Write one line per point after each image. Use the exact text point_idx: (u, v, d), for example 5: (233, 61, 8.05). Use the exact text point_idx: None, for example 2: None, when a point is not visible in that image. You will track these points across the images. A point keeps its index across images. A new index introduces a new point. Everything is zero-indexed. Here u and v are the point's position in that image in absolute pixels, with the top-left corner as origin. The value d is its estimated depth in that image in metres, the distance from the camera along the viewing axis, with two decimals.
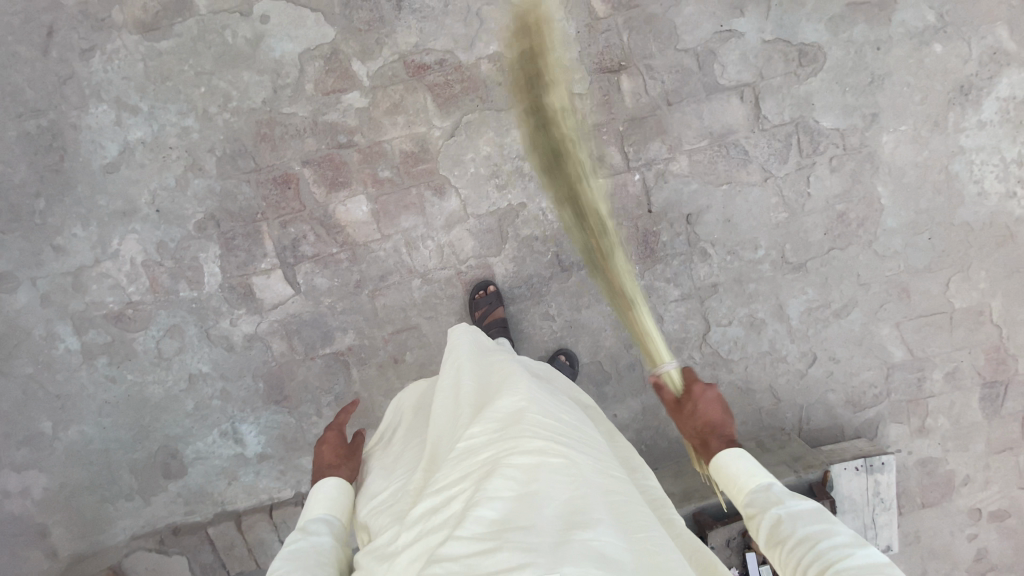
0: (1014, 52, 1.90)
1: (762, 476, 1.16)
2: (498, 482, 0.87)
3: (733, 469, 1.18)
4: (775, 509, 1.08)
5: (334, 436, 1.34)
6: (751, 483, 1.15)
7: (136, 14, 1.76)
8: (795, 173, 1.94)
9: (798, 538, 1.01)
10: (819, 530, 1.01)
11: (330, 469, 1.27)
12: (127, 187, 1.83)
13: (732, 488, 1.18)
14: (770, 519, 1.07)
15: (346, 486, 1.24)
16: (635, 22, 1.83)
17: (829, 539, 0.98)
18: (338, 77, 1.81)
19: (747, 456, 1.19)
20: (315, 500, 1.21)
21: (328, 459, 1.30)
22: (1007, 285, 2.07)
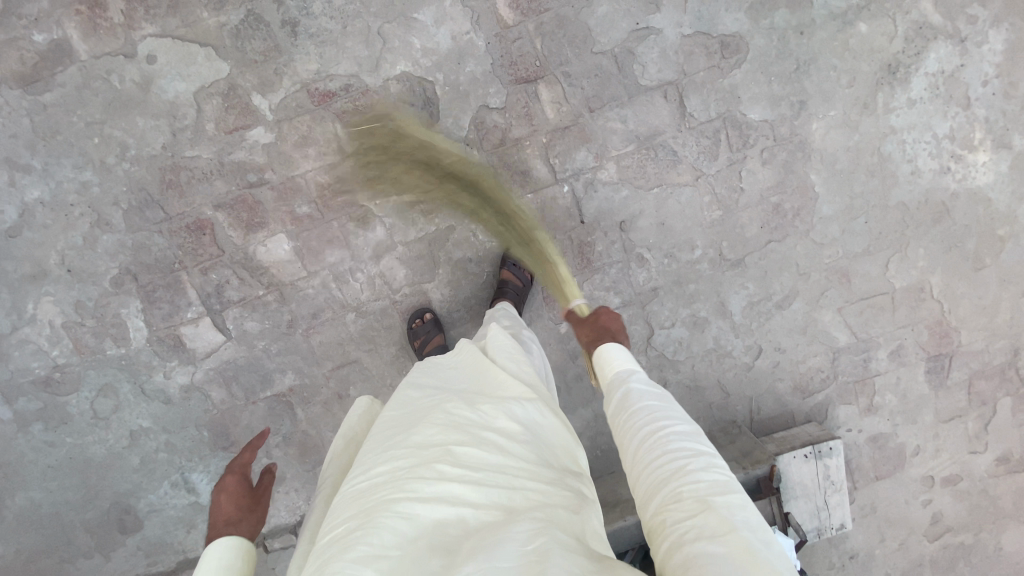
0: (940, 25, 1.86)
1: (629, 363, 1.12)
2: (389, 536, 0.81)
3: (612, 360, 1.14)
4: (627, 389, 1.04)
5: (234, 483, 1.06)
6: (617, 368, 1.11)
7: (13, 68, 1.66)
8: (726, 169, 1.90)
9: (642, 409, 0.97)
10: (653, 409, 0.96)
11: (229, 528, 1.00)
12: (33, 250, 1.75)
13: (603, 374, 1.14)
14: (622, 396, 1.03)
15: (247, 545, 0.98)
16: (548, 28, 1.74)
17: (673, 421, 0.93)
18: (239, 114, 1.70)
19: (622, 349, 1.16)
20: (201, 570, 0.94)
21: (224, 513, 1.01)
22: (946, 260, 2.07)
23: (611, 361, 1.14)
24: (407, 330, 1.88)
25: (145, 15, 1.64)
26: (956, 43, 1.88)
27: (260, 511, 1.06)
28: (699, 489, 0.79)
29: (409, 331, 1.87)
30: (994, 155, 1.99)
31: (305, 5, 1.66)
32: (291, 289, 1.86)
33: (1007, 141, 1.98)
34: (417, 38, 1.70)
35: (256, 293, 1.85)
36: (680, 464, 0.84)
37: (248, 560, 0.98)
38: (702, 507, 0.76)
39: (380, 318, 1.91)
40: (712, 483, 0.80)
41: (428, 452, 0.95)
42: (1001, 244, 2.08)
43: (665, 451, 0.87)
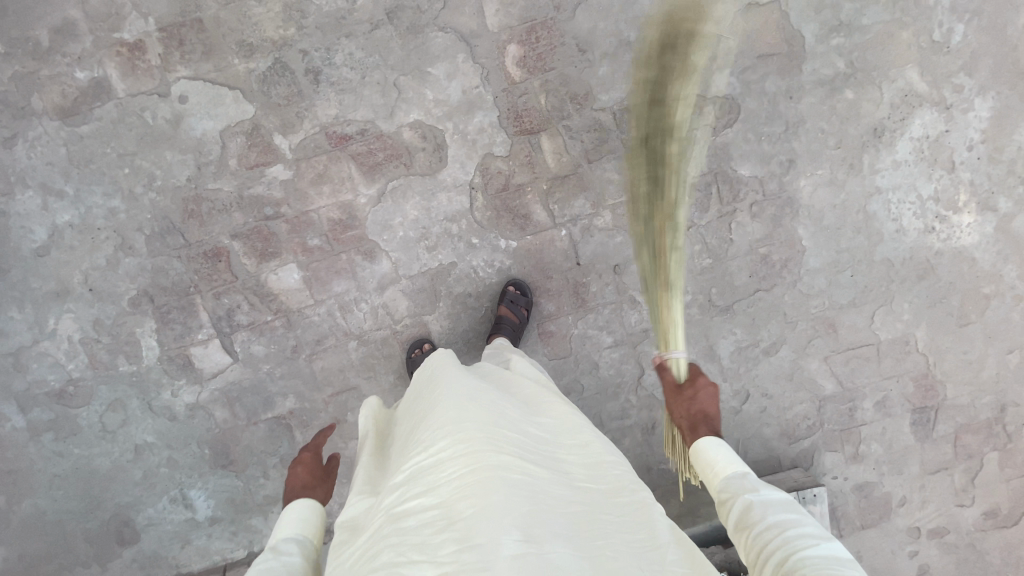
0: (925, 93, 1.96)
1: (733, 463, 1.16)
2: (463, 508, 0.93)
3: (711, 456, 1.18)
4: (750, 495, 1.09)
5: (310, 458, 1.24)
6: (723, 471, 1.16)
7: (54, 101, 1.78)
8: (717, 221, 2.00)
9: (771, 525, 1.01)
10: (790, 519, 1.02)
11: (305, 491, 1.17)
12: (59, 269, 1.86)
13: (709, 476, 1.18)
14: (742, 505, 1.08)
15: (318, 508, 1.15)
16: (552, 84, 1.87)
17: (797, 527, 1.00)
18: (260, 152, 1.83)
19: (725, 444, 1.20)
20: (284, 522, 1.11)
21: (302, 479, 1.20)
22: (931, 315, 2.14)
23: (715, 461, 1.18)
24: (407, 359, 1.95)
25: (180, 58, 1.77)
26: (941, 111, 1.97)
27: (328, 483, 1.24)
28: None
29: (409, 360, 1.94)
30: (979, 217, 2.07)
31: (327, 55, 1.79)
32: (298, 316, 1.95)
33: (992, 204, 2.06)
34: (430, 89, 1.83)
35: (265, 318, 1.95)
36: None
37: (320, 520, 1.15)
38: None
39: (381, 347, 1.99)
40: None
41: (483, 429, 1.05)
42: (985, 302, 2.14)
43: (790, 553, 0.95)
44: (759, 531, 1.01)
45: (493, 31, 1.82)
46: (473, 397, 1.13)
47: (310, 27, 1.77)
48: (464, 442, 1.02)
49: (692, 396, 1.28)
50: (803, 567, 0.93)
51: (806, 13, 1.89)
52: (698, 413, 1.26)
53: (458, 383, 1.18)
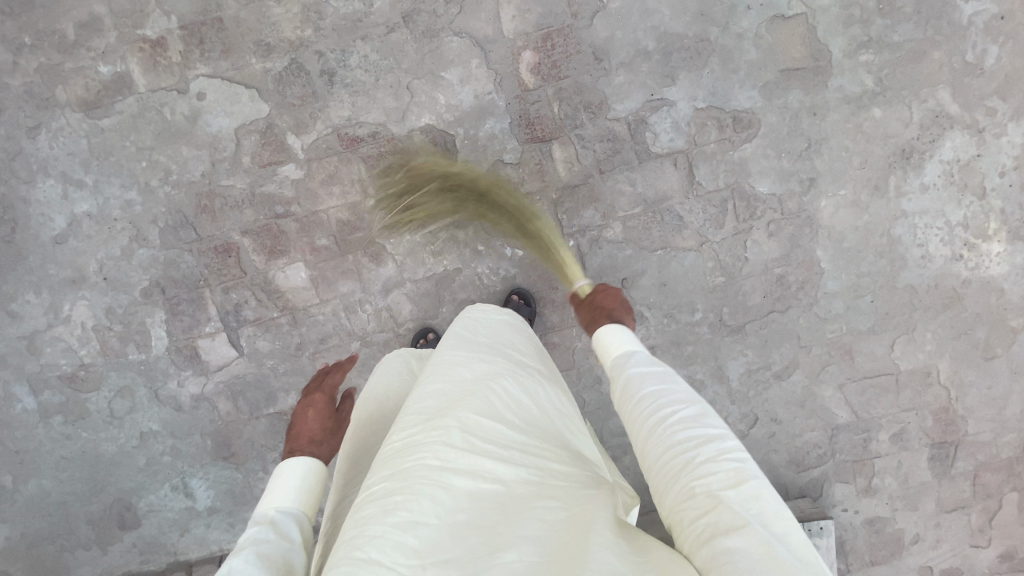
0: (959, 114, 1.87)
1: (630, 345, 1.14)
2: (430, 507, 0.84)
3: (609, 339, 1.17)
4: (631, 372, 1.06)
5: (321, 402, 1.15)
6: (618, 351, 1.13)
7: (78, 93, 1.82)
8: (730, 238, 1.94)
9: (644, 396, 0.99)
10: (661, 394, 0.99)
11: (310, 446, 1.06)
12: (75, 257, 1.91)
13: (605, 355, 1.16)
14: (624, 381, 1.06)
15: (323, 471, 1.05)
16: (566, 92, 1.84)
17: (670, 397, 0.97)
18: (273, 150, 1.84)
19: (628, 332, 1.18)
20: (282, 482, 1.00)
21: (310, 431, 1.08)
22: (955, 347, 2.03)
23: (613, 344, 1.16)
24: (413, 346, 1.93)
25: (200, 56, 1.79)
26: (974, 133, 1.88)
27: (335, 437, 1.13)
28: (712, 484, 0.82)
29: (415, 348, 1.92)
30: (1012, 246, 1.96)
31: (343, 57, 1.79)
32: (303, 314, 1.97)
33: None
34: (442, 94, 1.82)
35: (270, 315, 1.97)
36: (691, 453, 0.87)
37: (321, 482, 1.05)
38: (716, 504, 0.79)
39: (383, 350, 1.99)
40: (725, 475, 0.83)
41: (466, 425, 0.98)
42: (1015, 336, 2.03)
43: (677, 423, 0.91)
44: (637, 409, 0.99)
45: (508, 37, 1.80)
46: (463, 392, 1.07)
47: (326, 29, 1.78)
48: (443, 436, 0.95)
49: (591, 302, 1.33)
50: (678, 433, 0.90)
51: (834, 27, 1.81)
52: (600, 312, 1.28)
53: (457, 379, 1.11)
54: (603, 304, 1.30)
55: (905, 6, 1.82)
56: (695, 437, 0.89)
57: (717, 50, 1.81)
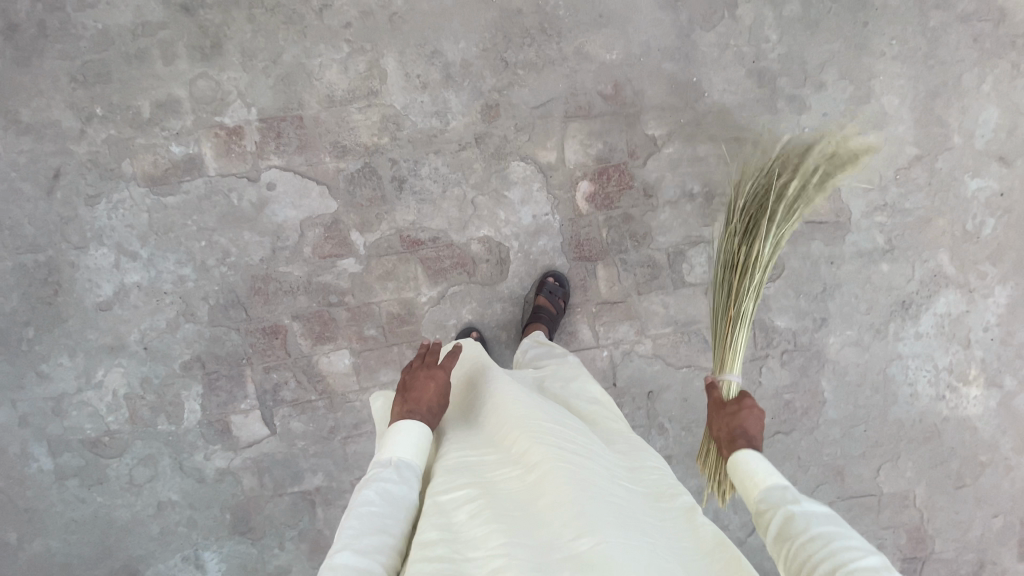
0: (952, 276, 2.12)
1: (775, 475, 1.12)
2: (512, 508, 0.94)
3: (751, 467, 1.14)
4: (790, 507, 1.04)
5: (442, 375, 1.20)
6: (765, 484, 1.10)
7: (145, 169, 1.84)
8: (748, 362, 2.12)
9: (815, 537, 0.96)
10: (832, 532, 0.96)
11: (428, 415, 1.13)
12: (118, 325, 1.91)
13: (747, 486, 1.14)
14: (782, 517, 1.03)
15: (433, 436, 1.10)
16: (616, 221, 1.99)
17: (840, 539, 0.94)
18: (335, 244, 1.91)
19: (765, 459, 1.16)
20: (404, 440, 1.07)
21: (429, 402, 1.14)
22: (930, 475, 2.26)
23: (756, 472, 1.14)
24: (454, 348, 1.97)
25: (275, 149, 1.85)
26: (963, 292, 2.13)
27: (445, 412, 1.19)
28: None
29: None
30: (986, 390, 2.22)
31: (414, 166, 1.90)
32: (341, 399, 2.01)
33: (999, 380, 2.22)
34: (504, 211, 1.95)
35: (308, 397, 2.00)
36: None
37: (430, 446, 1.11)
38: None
39: None
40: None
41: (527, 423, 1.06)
42: (981, 468, 2.28)
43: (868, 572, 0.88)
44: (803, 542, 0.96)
45: (569, 166, 1.96)
46: (526, 402, 1.14)
47: (402, 139, 1.88)
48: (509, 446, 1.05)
49: (730, 424, 1.27)
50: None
51: (855, 190, 2.04)
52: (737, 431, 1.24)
53: (515, 391, 1.17)
54: (739, 425, 1.25)
55: (918, 177, 2.05)
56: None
57: None
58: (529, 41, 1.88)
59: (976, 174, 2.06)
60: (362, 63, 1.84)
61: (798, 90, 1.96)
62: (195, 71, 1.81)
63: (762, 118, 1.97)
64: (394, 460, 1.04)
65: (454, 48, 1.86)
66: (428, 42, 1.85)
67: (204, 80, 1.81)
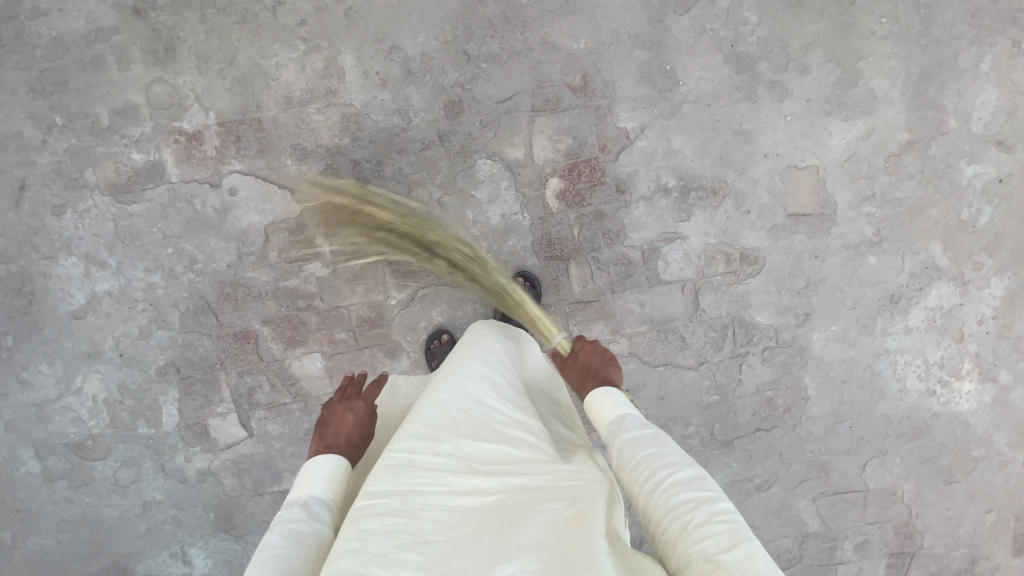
0: (945, 268, 2.02)
1: (623, 407, 1.14)
2: (432, 529, 0.88)
3: (602, 403, 1.16)
4: (626, 435, 1.06)
5: (362, 409, 1.15)
6: (612, 413, 1.13)
7: (107, 177, 1.83)
8: (728, 360, 2.06)
9: (643, 460, 0.99)
10: (656, 453, 1.00)
11: (348, 450, 1.06)
12: (92, 333, 1.93)
13: (599, 420, 1.16)
14: (621, 445, 1.05)
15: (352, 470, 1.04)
16: (587, 218, 1.93)
17: (662, 459, 0.98)
18: (301, 248, 1.90)
19: (614, 391, 1.18)
20: (313, 475, 1.00)
21: (350, 436, 1.08)
22: (919, 471, 2.21)
23: (607, 405, 1.16)
24: (425, 350, 1.94)
25: (236, 153, 1.83)
26: (957, 284, 2.03)
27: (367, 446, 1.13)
28: (708, 546, 0.81)
29: (427, 351, 1.93)
30: (980, 385, 2.14)
31: (378, 167, 1.86)
32: (315, 401, 2.02)
33: (994, 375, 2.13)
34: (471, 210, 1.90)
35: (283, 400, 2.02)
36: (693, 502, 0.88)
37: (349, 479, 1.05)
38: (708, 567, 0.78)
39: None
40: (716, 533, 0.82)
41: (464, 444, 1.02)
42: (974, 464, 2.21)
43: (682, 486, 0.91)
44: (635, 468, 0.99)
45: (538, 162, 1.89)
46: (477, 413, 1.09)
47: (364, 140, 1.84)
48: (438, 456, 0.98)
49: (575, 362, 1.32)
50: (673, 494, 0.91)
51: (842, 180, 1.94)
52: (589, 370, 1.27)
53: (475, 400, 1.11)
54: (587, 364, 1.29)
55: (909, 165, 1.94)
56: (688, 498, 0.88)
57: (732, 193, 1.93)
58: (491, 33, 1.81)
59: (972, 160, 1.95)
60: (320, 62, 1.79)
61: (779, 75, 1.86)
62: (151, 76, 1.78)
63: (740, 107, 1.87)
64: (302, 499, 0.96)
65: (413, 42, 1.80)
66: (386, 37, 1.79)
67: (161, 85, 1.79)
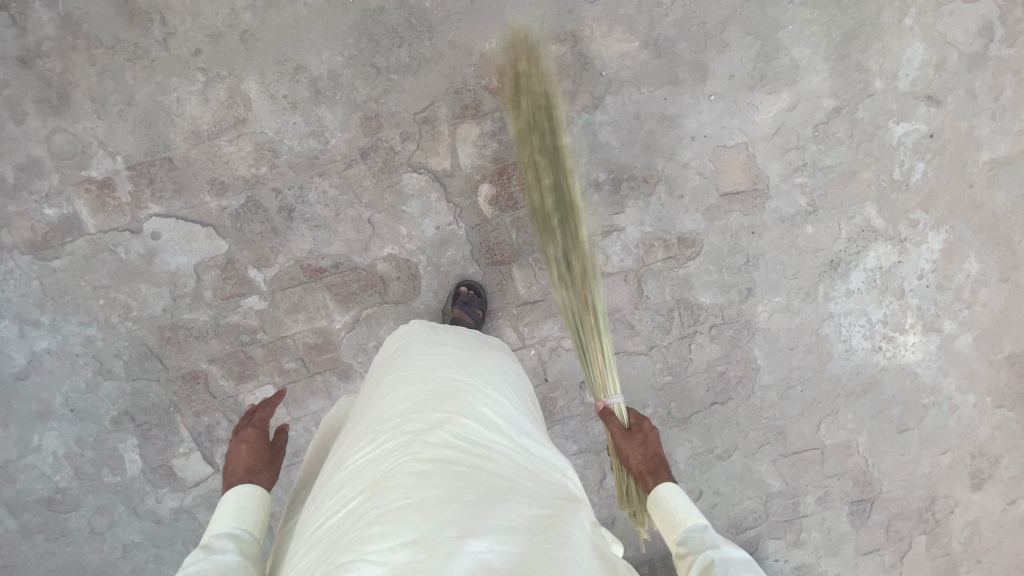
0: (882, 228, 2.04)
1: (697, 514, 1.08)
2: (396, 495, 0.84)
3: (671, 503, 1.11)
4: (711, 551, 1.00)
5: (254, 436, 1.15)
6: (687, 523, 1.07)
7: (24, 236, 1.78)
8: (678, 342, 2.09)
9: None
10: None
11: (249, 477, 1.08)
12: (39, 392, 1.91)
13: (668, 526, 1.10)
14: (702, 561, 0.99)
15: (260, 494, 1.05)
16: (523, 221, 1.92)
17: None
18: (235, 283, 1.86)
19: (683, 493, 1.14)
20: (221, 513, 1.02)
21: (248, 463, 1.09)
22: (872, 423, 2.29)
23: (675, 508, 1.11)
24: None
25: (151, 196, 1.77)
26: (895, 243, 2.06)
27: (273, 464, 1.15)
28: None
29: None
30: (924, 337, 2.19)
31: (301, 192, 1.81)
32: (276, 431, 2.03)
33: (937, 326, 2.18)
34: (404, 226, 1.88)
35: None
36: None
37: (264, 507, 1.06)
38: None
39: None
40: None
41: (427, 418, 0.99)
42: (924, 411, 2.29)
43: None
44: None
45: (464, 170, 1.86)
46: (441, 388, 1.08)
47: (282, 166, 1.79)
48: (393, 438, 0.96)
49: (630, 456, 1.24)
50: None
51: (772, 154, 1.93)
52: (654, 460, 1.21)
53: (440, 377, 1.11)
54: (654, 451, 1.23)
55: (838, 131, 1.93)
56: None
57: (663, 179, 1.91)
58: (398, 41, 1.74)
59: (901, 119, 1.94)
60: (222, 91, 1.72)
61: (699, 54, 1.83)
62: (49, 126, 1.71)
63: (663, 91, 1.84)
64: (208, 537, 0.97)
65: (317, 60, 1.72)
66: (289, 57, 1.72)
67: (61, 135, 1.72)
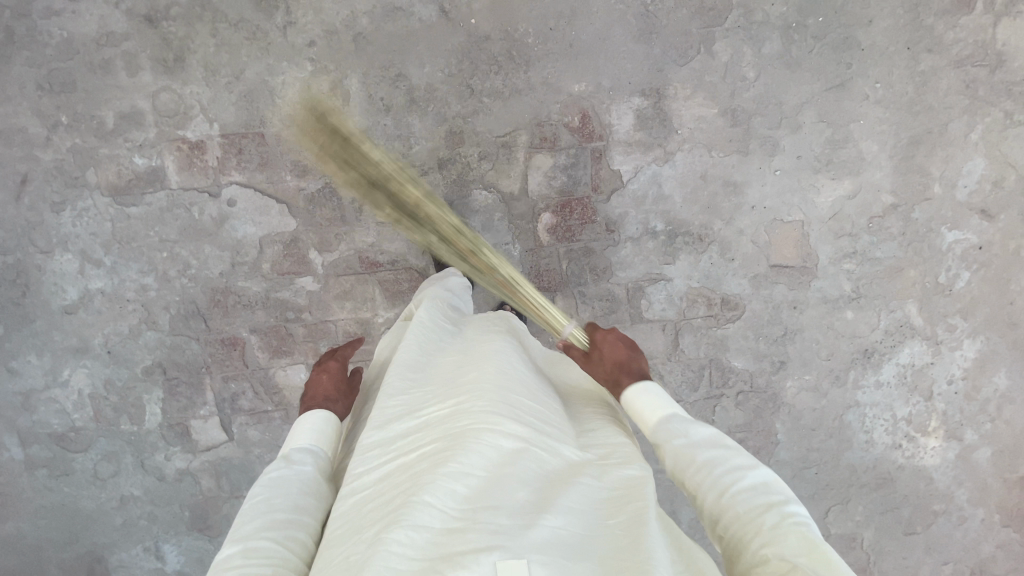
0: (920, 327, 2.08)
1: (665, 405, 1.12)
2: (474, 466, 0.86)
3: (640, 404, 1.13)
4: (679, 438, 1.04)
5: (335, 368, 1.31)
6: (656, 415, 1.10)
7: (108, 179, 1.87)
8: (702, 400, 2.12)
9: (701, 465, 0.98)
10: (718, 455, 0.99)
11: (326, 402, 1.21)
12: (83, 329, 1.96)
13: (640, 421, 1.13)
14: (673, 451, 1.04)
15: (333, 419, 1.18)
16: (576, 253, 1.98)
17: (724, 464, 0.97)
18: (294, 261, 1.93)
19: (652, 387, 1.15)
20: (300, 430, 1.14)
21: (327, 391, 1.24)
22: (880, 519, 2.26)
23: (644, 406, 1.13)
24: None
25: (236, 165, 1.86)
26: (930, 344, 2.09)
27: (348, 399, 1.28)
28: (801, 516, 0.88)
29: (420, 233, 1.86)
30: (944, 442, 2.19)
31: None
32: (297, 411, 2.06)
33: (959, 434, 2.19)
34: None
35: (265, 407, 2.06)
36: (759, 512, 0.89)
37: (336, 430, 1.18)
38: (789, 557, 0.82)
39: None
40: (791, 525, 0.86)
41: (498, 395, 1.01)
42: (933, 517, 2.26)
43: (748, 493, 0.92)
44: (696, 477, 0.98)
45: (531, 196, 1.94)
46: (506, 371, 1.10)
47: None
48: (470, 400, 1.00)
49: (601, 360, 1.24)
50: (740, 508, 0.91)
51: (825, 237, 2.00)
52: (613, 373, 1.21)
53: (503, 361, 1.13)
54: (613, 360, 1.22)
55: (892, 227, 2.00)
56: (754, 497, 0.92)
57: (717, 240, 1.98)
58: (495, 69, 1.85)
59: (954, 227, 2.00)
60: (325, 83, 1.83)
61: (772, 130, 1.92)
62: (158, 83, 1.82)
63: (732, 159, 1.93)
64: (288, 450, 1.10)
65: (419, 71, 1.84)
66: (393, 64, 1.83)
67: (167, 93, 1.83)
